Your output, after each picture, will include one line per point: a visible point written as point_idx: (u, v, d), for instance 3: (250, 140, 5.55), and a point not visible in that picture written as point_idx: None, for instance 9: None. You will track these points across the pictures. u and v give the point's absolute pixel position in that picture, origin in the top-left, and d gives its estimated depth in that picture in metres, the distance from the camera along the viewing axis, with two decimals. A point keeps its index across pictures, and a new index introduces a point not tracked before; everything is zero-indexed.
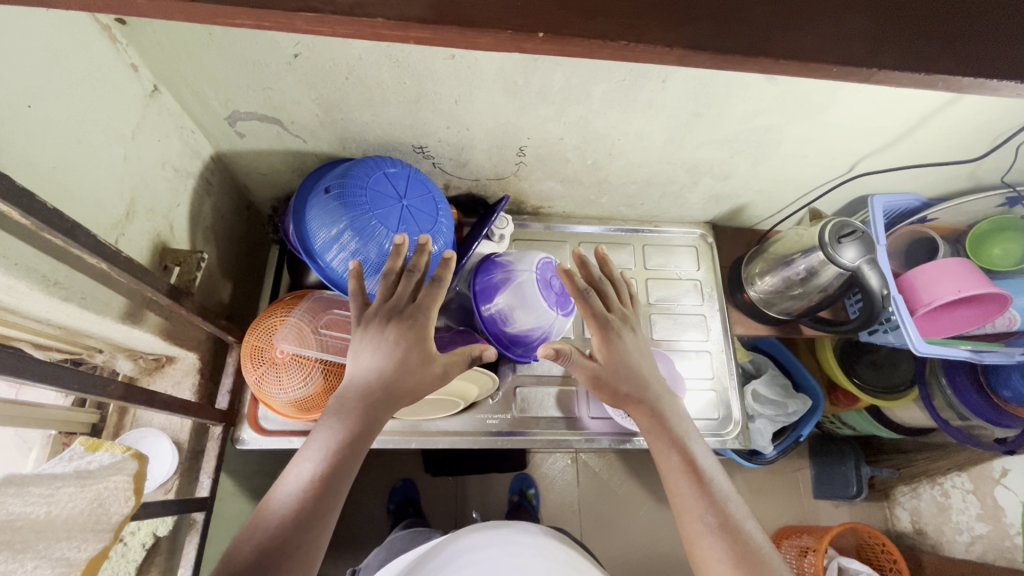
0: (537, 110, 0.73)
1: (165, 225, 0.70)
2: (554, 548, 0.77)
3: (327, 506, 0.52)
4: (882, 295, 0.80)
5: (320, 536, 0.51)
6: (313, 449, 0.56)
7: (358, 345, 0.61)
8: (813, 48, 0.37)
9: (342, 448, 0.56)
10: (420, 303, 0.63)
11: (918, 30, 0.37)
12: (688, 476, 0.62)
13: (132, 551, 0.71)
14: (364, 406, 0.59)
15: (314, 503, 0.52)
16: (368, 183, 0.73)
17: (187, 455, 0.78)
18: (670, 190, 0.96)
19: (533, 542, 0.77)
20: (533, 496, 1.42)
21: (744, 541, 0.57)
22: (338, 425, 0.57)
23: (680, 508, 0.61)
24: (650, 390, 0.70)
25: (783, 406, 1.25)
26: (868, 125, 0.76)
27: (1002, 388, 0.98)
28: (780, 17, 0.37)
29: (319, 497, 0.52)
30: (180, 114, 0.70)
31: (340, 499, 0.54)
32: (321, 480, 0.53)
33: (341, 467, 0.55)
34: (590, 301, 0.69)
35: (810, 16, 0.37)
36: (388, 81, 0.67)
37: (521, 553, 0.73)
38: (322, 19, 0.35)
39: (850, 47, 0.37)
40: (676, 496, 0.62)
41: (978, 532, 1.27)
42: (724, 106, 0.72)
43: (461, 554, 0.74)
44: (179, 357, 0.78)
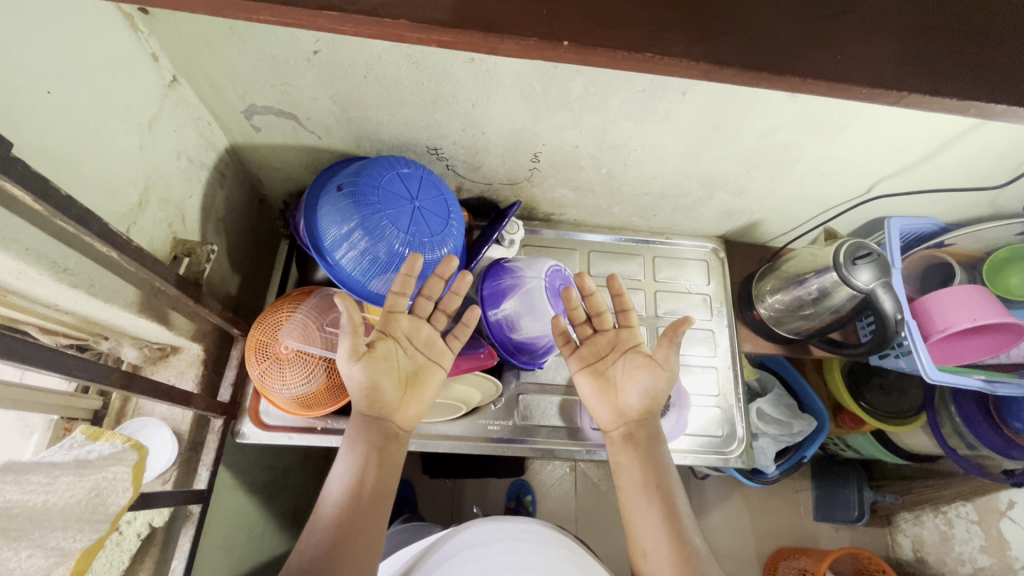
0: (553, 117, 0.73)
1: (177, 215, 0.70)
2: (560, 550, 0.75)
3: (356, 527, 0.62)
4: (896, 320, 0.79)
5: (359, 552, 0.61)
6: (336, 479, 0.66)
7: (349, 388, 0.68)
8: (853, 71, 0.36)
9: (358, 465, 0.67)
10: (403, 330, 0.72)
11: (958, 52, 0.36)
12: (647, 494, 0.71)
13: (127, 541, 0.68)
14: (369, 426, 0.69)
15: (343, 528, 0.62)
16: (381, 182, 0.72)
17: (187, 446, 0.76)
18: (683, 203, 0.95)
19: (536, 536, 0.76)
20: (530, 504, 1.42)
21: (690, 557, 0.66)
22: (352, 448, 0.68)
23: (635, 526, 0.70)
24: (635, 417, 0.75)
25: (788, 426, 1.24)
26: (890, 145, 0.74)
27: (1014, 419, 0.98)
28: (810, 40, 0.36)
29: (349, 520, 0.63)
30: (197, 105, 0.71)
31: (369, 507, 0.65)
32: (349, 496, 0.65)
33: (362, 480, 0.66)
34: (576, 314, 0.79)
35: (846, 40, 0.36)
36: (406, 81, 0.67)
37: (522, 548, 0.74)
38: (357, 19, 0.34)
39: (887, 74, 0.36)
40: (634, 516, 0.70)
41: (981, 564, 1.25)
42: (743, 121, 0.72)
43: (462, 549, 0.74)
44: (185, 347, 0.77)
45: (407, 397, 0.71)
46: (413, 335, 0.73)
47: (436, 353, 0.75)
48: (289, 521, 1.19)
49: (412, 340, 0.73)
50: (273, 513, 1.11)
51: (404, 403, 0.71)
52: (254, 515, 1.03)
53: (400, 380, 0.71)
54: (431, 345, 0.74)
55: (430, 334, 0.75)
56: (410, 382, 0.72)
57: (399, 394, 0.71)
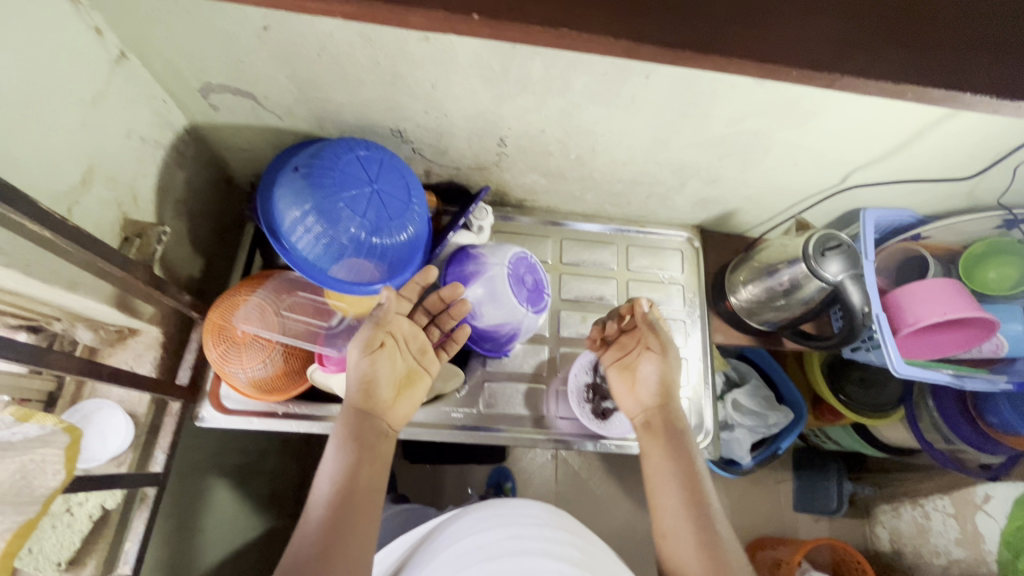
0: (516, 100, 0.71)
1: (128, 195, 0.68)
2: (560, 531, 0.75)
3: (351, 520, 0.63)
4: (863, 312, 0.79)
5: (354, 544, 0.62)
6: (325, 476, 0.66)
7: (347, 386, 0.69)
8: (791, 52, 0.35)
9: (347, 462, 0.66)
10: (405, 332, 0.75)
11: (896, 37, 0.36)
12: (674, 484, 0.73)
13: (78, 522, 0.67)
14: (358, 423, 0.69)
15: (335, 523, 0.62)
16: (338, 164, 0.70)
17: (144, 429, 0.75)
18: (656, 190, 0.93)
19: (534, 521, 0.75)
20: (509, 490, 1.43)
21: (711, 539, 0.68)
22: (341, 445, 0.67)
23: (659, 511, 0.73)
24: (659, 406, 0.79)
25: (764, 418, 1.24)
26: (860, 133, 0.73)
27: (990, 414, 0.98)
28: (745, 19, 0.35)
29: (345, 513, 0.63)
30: (150, 82, 0.69)
31: (359, 503, 0.65)
32: (339, 492, 0.64)
33: (352, 476, 0.66)
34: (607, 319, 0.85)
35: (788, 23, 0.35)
36: (362, 60, 0.65)
37: (521, 532, 0.73)
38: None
39: (823, 58, 0.35)
40: (658, 500, 0.73)
41: (956, 556, 1.26)
42: (710, 107, 0.70)
43: (463, 534, 0.74)
44: (143, 329, 0.76)
45: (398, 398, 0.73)
46: (409, 339, 0.76)
47: (427, 360, 0.78)
48: (265, 505, 1.20)
49: (409, 344, 0.75)
50: (247, 496, 1.12)
51: (395, 404, 0.73)
52: (227, 497, 1.04)
53: (396, 381, 0.73)
54: (425, 351, 0.77)
55: (423, 340, 0.78)
56: (403, 384, 0.74)
57: (392, 395, 0.72)
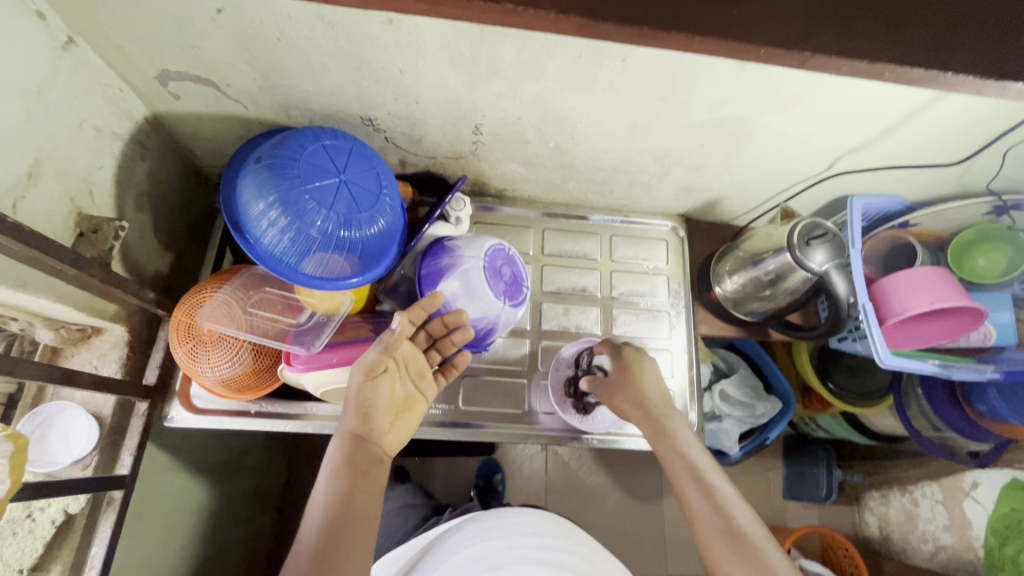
0: (489, 85, 0.68)
1: (83, 189, 0.65)
2: (557, 538, 0.79)
3: (340, 547, 0.62)
4: (848, 302, 0.77)
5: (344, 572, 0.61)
6: (319, 501, 0.66)
7: (344, 409, 0.69)
8: (727, 31, 0.38)
9: (339, 487, 0.66)
10: (409, 357, 0.74)
11: (827, 16, 0.39)
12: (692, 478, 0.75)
13: (40, 528, 0.66)
14: (353, 447, 0.68)
15: (324, 549, 0.62)
16: (303, 154, 0.68)
17: (109, 431, 0.73)
18: (639, 179, 0.90)
19: (536, 530, 0.79)
20: (499, 482, 1.42)
21: (738, 531, 0.71)
22: (334, 468, 0.67)
23: (686, 503, 0.75)
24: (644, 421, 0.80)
25: (751, 408, 1.24)
26: (845, 118, 0.70)
27: (978, 402, 0.97)
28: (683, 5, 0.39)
29: (334, 540, 0.63)
30: (102, 69, 0.65)
31: (351, 530, 0.64)
32: (330, 519, 0.64)
33: (344, 502, 0.65)
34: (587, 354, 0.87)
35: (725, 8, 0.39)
36: (324, 45, 0.62)
37: (525, 543, 0.77)
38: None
39: (756, 40, 0.39)
40: (684, 494, 0.75)
41: (943, 542, 1.27)
42: (690, 92, 0.67)
43: (465, 543, 0.76)
44: (106, 328, 0.74)
45: (395, 424, 0.72)
46: (410, 363, 0.74)
47: (425, 384, 0.77)
48: (249, 501, 1.19)
49: (409, 368, 0.74)
50: (228, 493, 1.11)
51: (392, 430, 0.72)
52: (206, 496, 1.03)
53: (394, 406, 0.72)
54: (424, 375, 0.76)
55: (423, 365, 0.76)
56: (401, 409, 0.73)
57: (389, 421, 0.71)
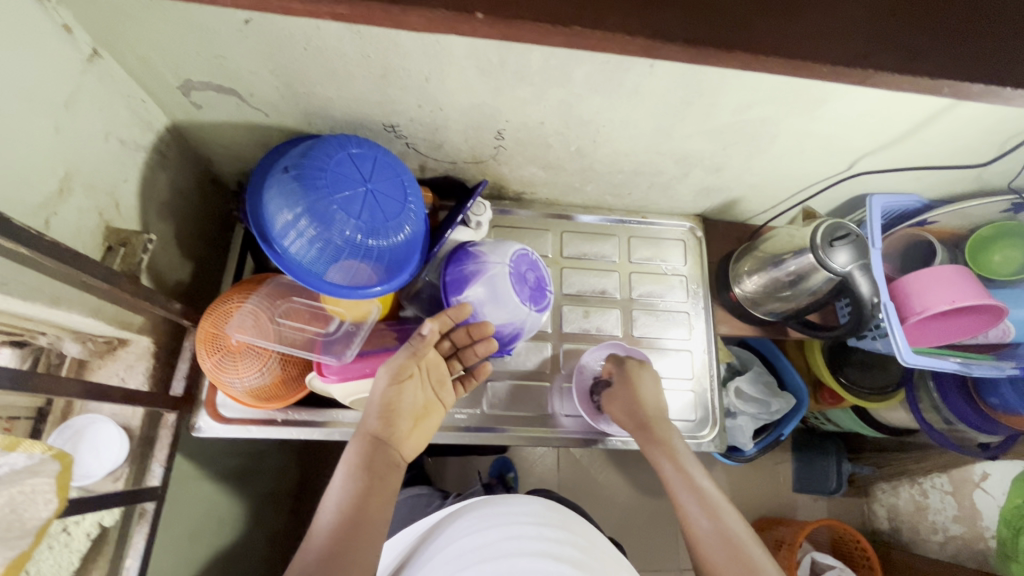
0: (515, 91, 0.68)
1: (109, 202, 0.65)
2: (558, 529, 0.74)
3: (355, 550, 0.58)
4: (871, 302, 0.77)
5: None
6: (332, 500, 0.62)
7: (368, 406, 0.68)
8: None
9: (355, 485, 0.63)
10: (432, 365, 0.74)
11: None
12: (685, 482, 0.73)
13: (76, 541, 0.65)
14: (374, 447, 0.66)
15: (337, 546, 0.57)
16: (330, 163, 0.67)
17: (138, 442, 0.73)
18: (658, 180, 0.90)
19: (531, 518, 0.74)
20: (512, 480, 1.43)
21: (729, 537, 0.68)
22: (350, 467, 0.64)
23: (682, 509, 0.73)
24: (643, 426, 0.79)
25: (766, 404, 1.24)
26: (870, 119, 0.70)
27: (990, 395, 0.98)
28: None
29: (348, 542, 0.58)
30: (125, 80, 0.65)
31: (365, 530, 0.60)
32: (345, 517, 0.60)
33: (360, 500, 0.62)
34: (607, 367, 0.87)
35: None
36: (351, 54, 0.61)
37: (519, 533, 0.71)
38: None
39: (807, 53, 0.40)
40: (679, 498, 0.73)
41: (954, 532, 1.29)
42: (716, 96, 0.67)
43: (461, 533, 0.73)
44: (133, 340, 0.73)
45: (414, 429, 0.71)
46: (433, 369, 0.74)
47: (445, 394, 0.76)
48: (266, 505, 1.19)
49: (431, 375, 0.74)
50: (248, 497, 1.11)
51: (411, 434, 0.70)
52: (227, 501, 1.03)
53: (414, 412, 0.71)
54: (445, 384, 0.76)
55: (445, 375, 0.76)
56: (420, 415, 0.72)
57: (410, 424, 0.70)
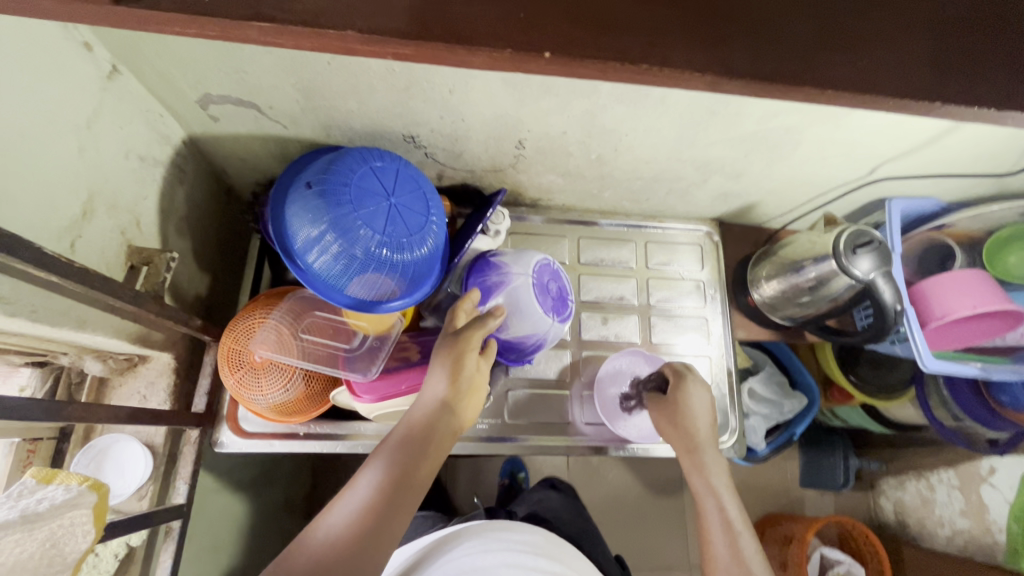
0: (539, 103, 0.67)
1: (130, 221, 0.64)
2: (550, 559, 0.74)
3: (395, 508, 0.57)
4: (895, 310, 0.77)
5: (389, 537, 0.56)
6: (385, 453, 0.62)
7: (430, 372, 0.68)
8: (824, 78, 0.41)
9: (410, 447, 0.62)
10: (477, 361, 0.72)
11: (919, 63, 0.42)
12: (721, 517, 0.74)
13: (104, 562, 0.66)
14: (433, 414, 0.65)
15: (380, 501, 0.57)
16: (353, 177, 0.66)
17: (162, 460, 0.72)
18: (677, 186, 0.90)
19: (529, 546, 0.75)
20: (523, 481, 1.43)
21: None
22: (407, 427, 0.64)
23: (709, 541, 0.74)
24: (691, 448, 0.77)
25: (778, 405, 1.25)
26: (895, 127, 0.70)
27: (1000, 394, 1.01)
28: (786, 56, 0.41)
29: (357, 545, 0.54)
30: (144, 96, 0.64)
31: (410, 495, 0.59)
32: (394, 475, 0.60)
33: (411, 463, 0.61)
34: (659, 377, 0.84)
35: (826, 57, 0.41)
36: (376, 67, 0.60)
37: (519, 558, 0.72)
38: (392, 41, 0.40)
39: (855, 86, 0.41)
40: (711, 536, 0.74)
41: (959, 527, 1.29)
42: (742, 106, 0.67)
43: (458, 552, 0.74)
44: (154, 356, 0.73)
45: (468, 404, 0.70)
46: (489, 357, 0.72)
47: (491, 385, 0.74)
48: (281, 512, 1.19)
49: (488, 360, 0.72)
50: (265, 505, 1.11)
51: (465, 407, 0.69)
52: (245, 510, 1.03)
53: (472, 387, 0.70)
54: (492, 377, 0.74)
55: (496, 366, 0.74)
56: (474, 393, 0.71)
57: (466, 398, 0.69)
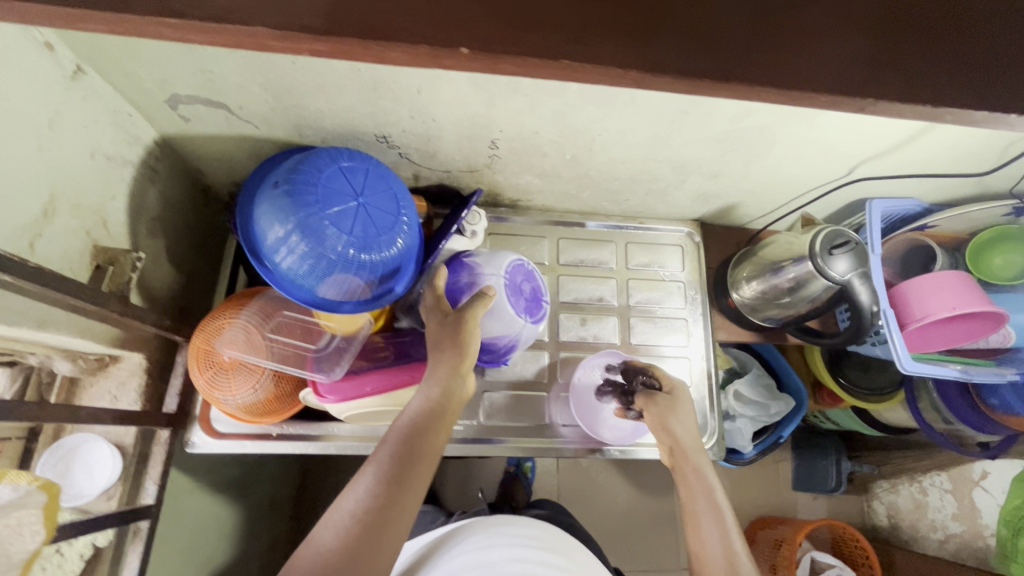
0: (508, 103, 0.67)
1: (97, 220, 0.64)
2: (556, 553, 0.75)
3: (409, 480, 0.61)
4: (871, 311, 0.76)
5: (403, 507, 0.60)
6: (401, 425, 0.66)
7: (438, 344, 0.69)
8: (773, 75, 0.41)
9: (422, 420, 0.65)
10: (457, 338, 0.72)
11: (872, 60, 0.41)
12: (710, 511, 0.74)
13: (69, 563, 0.64)
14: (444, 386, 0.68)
15: (396, 473, 0.61)
16: (320, 177, 0.66)
17: (132, 460, 0.72)
18: (655, 187, 0.89)
19: (536, 544, 0.75)
20: (529, 470, 1.44)
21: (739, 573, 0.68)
22: (420, 399, 0.67)
23: (697, 534, 0.73)
24: (681, 449, 0.78)
25: (765, 407, 1.24)
26: (870, 127, 0.69)
27: (991, 396, 0.97)
28: (735, 53, 0.41)
29: (365, 536, 0.57)
30: (112, 96, 0.64)
31: (423, 466, 0.63)
32: (407, 447, 0.63)
33: (423, 436, 0.64)
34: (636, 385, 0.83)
35: (774, 55, 0.41)
36: (341, 67, 0.60)
37: (524, 554, 0.72)
38: (306, 38, 0.39)
39: (807, 84, 0.41)
40: (697, 529, 0.73)
41: (953, 531, 1.29)
42: (713, 106, 0.66)
43: (465, 549, 0.74)
44: (125, 356, 0.72)
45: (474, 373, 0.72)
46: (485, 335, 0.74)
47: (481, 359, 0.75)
48: (266, 512, 1.19)
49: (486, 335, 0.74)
50: (248, 506, 1.11)
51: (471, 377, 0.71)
52: (226, 510, 1.03)
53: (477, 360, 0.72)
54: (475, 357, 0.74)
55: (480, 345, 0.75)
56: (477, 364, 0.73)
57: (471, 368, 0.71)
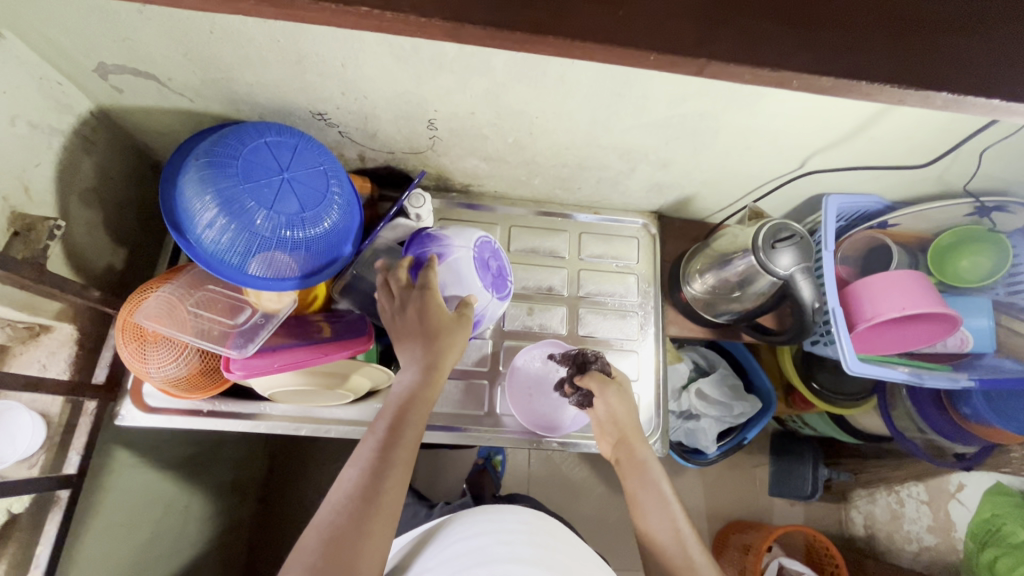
0: (436, 80, 0.65)
1: (18, 186, 0.64)
2: (546, 537, 0.72)
3: (398, 458, 0.62)
4: (812, 308, 0.75)
5: (395, 485, 0.60)
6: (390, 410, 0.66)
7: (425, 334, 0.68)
8: (650, 41, 0.39)
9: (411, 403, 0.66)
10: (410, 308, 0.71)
11: (756, 29, 0.39)
12: (655, 498, 0.75)
13: None
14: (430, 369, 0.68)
15: (386, 455, 0.61)
16: (243, 151, 0.65)
17: (58, 429, 0.73)
18: (605, 175, 0.87)
19: (524, 527, 0.72)
20: (497, 463, 1.43)
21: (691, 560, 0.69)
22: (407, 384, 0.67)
23: (644, 518, 0.74)
24: (625, 442, 0.79)
25: (730, 408, 1.21)
26: (811, 114, 0.67)
27: (963, 405, 0.94)
28: (610, 18, 0.39)
29: (355, 517, 0.57)
30: (36, 62, 0.64)
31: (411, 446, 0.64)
32: (397, 430, 0.64)
33: (412, 418, 0.65)
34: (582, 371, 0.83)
35: (652, 20, 0.39)
36: (259, 38, 0.59)
37: (512, 539, 0.70)
38: None
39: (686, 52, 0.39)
40: (643, 515, 0.75)
41: (926, 543, 1.25)
42: (645, 87, 0.64)
43: (454, 540, 0.72)
44: (57, 326, 0.73)
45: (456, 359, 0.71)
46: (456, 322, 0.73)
47: None
48: (227, 492, 1.19)
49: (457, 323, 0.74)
50: (205, 484, 1.11)
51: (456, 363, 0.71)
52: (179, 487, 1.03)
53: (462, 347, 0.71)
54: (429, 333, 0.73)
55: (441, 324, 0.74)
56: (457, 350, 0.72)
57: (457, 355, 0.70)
